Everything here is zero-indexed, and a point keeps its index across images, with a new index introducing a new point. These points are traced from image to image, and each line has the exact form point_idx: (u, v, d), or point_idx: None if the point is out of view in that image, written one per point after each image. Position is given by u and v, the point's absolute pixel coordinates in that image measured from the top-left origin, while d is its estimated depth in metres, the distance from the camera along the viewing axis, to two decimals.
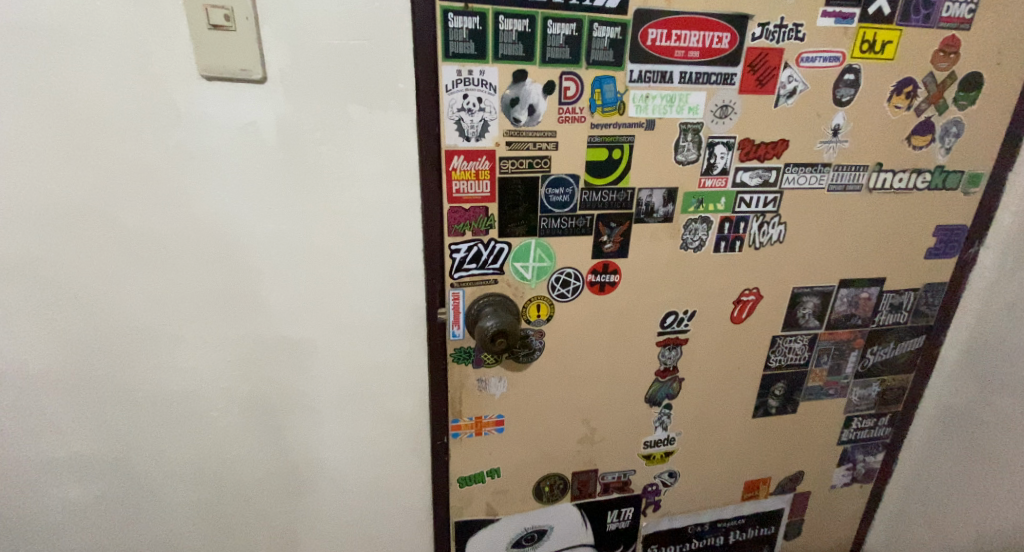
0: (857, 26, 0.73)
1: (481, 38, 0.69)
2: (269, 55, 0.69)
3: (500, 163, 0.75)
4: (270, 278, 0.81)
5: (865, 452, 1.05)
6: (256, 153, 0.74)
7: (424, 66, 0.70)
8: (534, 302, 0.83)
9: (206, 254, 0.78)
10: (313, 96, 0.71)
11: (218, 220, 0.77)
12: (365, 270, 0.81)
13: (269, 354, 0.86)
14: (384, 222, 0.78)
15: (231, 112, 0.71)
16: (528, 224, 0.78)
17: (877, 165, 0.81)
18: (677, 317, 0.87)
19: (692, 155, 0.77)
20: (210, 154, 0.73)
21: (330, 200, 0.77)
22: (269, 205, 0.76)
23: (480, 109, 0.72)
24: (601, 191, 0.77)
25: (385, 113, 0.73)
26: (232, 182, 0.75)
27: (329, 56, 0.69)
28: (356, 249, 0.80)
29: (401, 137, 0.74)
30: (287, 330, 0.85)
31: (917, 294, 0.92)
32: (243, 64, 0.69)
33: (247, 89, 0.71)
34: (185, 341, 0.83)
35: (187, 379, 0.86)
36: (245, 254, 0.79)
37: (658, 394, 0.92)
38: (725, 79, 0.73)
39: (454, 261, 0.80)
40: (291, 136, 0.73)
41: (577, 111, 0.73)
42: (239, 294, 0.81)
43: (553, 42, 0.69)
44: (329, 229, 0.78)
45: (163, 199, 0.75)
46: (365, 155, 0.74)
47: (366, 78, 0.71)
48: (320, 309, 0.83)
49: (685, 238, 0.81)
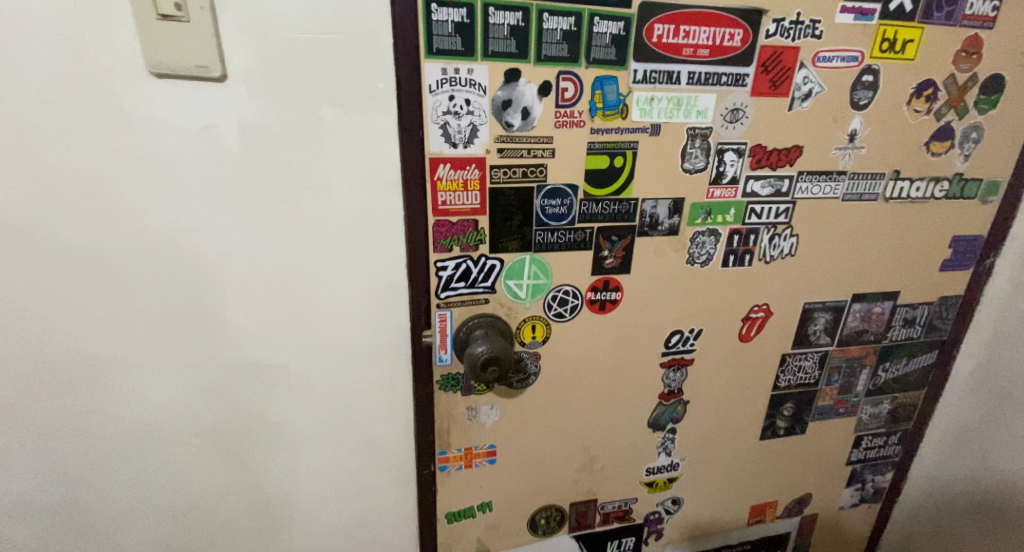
0: (878, 24, 0.67)
1: (469, 33, 0.61)
2: (230, 50, 0.61)
3: (491, 171, 0.67)
4: (236, 299, 0.73)
5: (874, 472, 1.00)
6: (218, 160, 0.65)
7: (405, 64, 0.62)
8: (529, 323, 0.76)
9: (164, 272, 0.70)
10: (282, 97, 0.63)
11: (176, 235, 0.68)
12: (343, 290, 0.74)
13: (237, 381, 0.78)
14: (362, 236, 0.71)
15: (188, 114, 0.63)
16: (522, 239, 0.71)
17: (895, 173, 0.76)
18: (682, 336, 0.80)
19: (700, 163, 0.71)
20: (164, 161, 0.65)
21: (302, 212, 0.69)
22: (233, 218, 0.68)
23: (468, 112, 0.65)
24: (601, 203, 0.70)
25: (363, 116, 0.65)
26: (190, 192, 0.66)
27: (298, 51, 0.61)
28: (333, 266, 0.72)
29: (381, 143, 0.66)
30: (257, 354, 0.76)
31: (931, 308, 0.87)
32: (198, 60, 0.60)
33: (205, 88, 0.62)
34: (142, 369, 0.74)
35: (144, 410, 0.77)
36: (208, 272, 0.71)
37: (661, 418, 0.85)
38: (736, 80, 0.67)
39: (440, 279, 0.73)
40: (256, 142, 0.65)
41: (576, 115, 0.66)
42: (202, 317, 0.73)
43: (550, 39, 0.62)
44: (303, 245, 0.70)
45: (111, 211, 0.66)
46: (341, 163, 0.67)
47: (341, 76, 0.63)
48: (293, 332, 0.76)
49: (692, 253, 0.75)
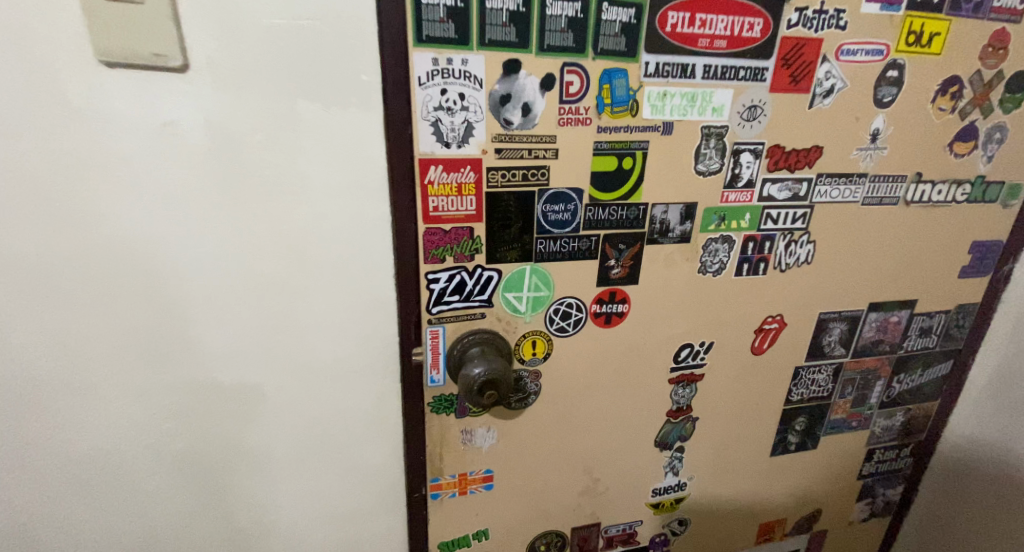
0: (905, 14, 0.62)
1: (464, 18, 0.55)
2: (191, 36, 0.53)
3: (488, 174, 0.61)
4: (205, 315, 0.65)
5: (885, 485, 0.96)
6: (180, 161, 0.58)
7: (392, 54, 0.56)
8: (529, 339, 0.70)
9: (121, 287, 0.62)
10: (252, 90, 0.56)
11: (134, 245, 0.60)
12: (324, 303, 0.67)
13: (206, 406, 0.70)
14: (345, 246, 0.64)
15: (144, 109, 0.55)
16: (522, 248, 0.65)
17: (916, 175, 0.71)
18: (692, 350, 0.75)
19: (715, 164, 0.65)
20: (119, 162, 0.57)
21: (278, 219, 0.61)
22: (200, 226, 0.61)
23: (462, 108, 0.58)
24: (608, 208, 0.65)
25: (345, 113, 0.58)
26: (150, 197, 0.59)
27: (270, 38, 0.54)
28: (312, 279, 0.65)
29: (366, 143, 0.59)
30: (230, 375, 0.69)
31: (948, 316, 0.83)
32: (154, 46, 0.53)
33: (163, 80, 0.55)
34: (99, 394, 0.67)
35: (103, 439, 0.69)
36: (172, 286, 0.63)
37: (668, 437, 0.80)
38: (755, 74, 0.62)
39: (431, 292, 0.66)
40: (224, 140, 0.57)
41: (582, 112, 0.60)
42: (166, 335, 0.65)
43: (553, 26, 0.56)
44: (279, 255, 0.63)
45: (58, 218, 0.58)
46: (320, 164, 0.60)
47: (320, 68, 0.56)
48: (269, 351, 0.68)
49: (703, 261, 0.70)
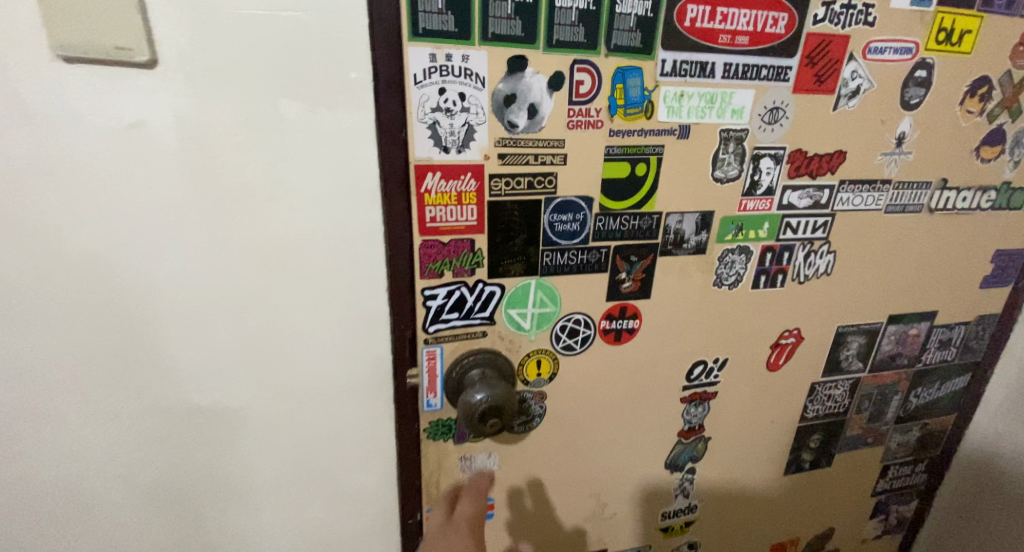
0: (936, 10, 0.58)
1: (465, 10, 0.49)
2: (159, 27, 0.47)
3: (491, 182, 0.56)
4: (179, 335, 0.59)
5: (899, 501, 0.92)
6: (148, 166, 0.52)
7: (386, 48, 0.50)
8: (533, 358, 0.65)
9: (84, 306, 0.56)
10: (229, 88, 0.50)
11: (98, 259, 0.54)
12: (311, 322, 0.61)
13: (182, 433, 0.64)
14: (334, 259, 0.58)
15: (107, 109, 0.49)
16: (527, 261, 0.60)
17: (942, 181, 0.68)
18: (705, 368, 0.70)
19: (733, 171, 0.61)
20: (79, 168, 0.51)
21: (260, 230, 0.56)
22: (172, 238, 0.55)
23: (463, 109, 0.53)
24: (620, 217, 0.60)
25: (333, 113, 0.52)
26: (115, 207, 0.53)
27: (249, 30, 0.48)
28: (298, 295, 0.59)
29: (357, 146, 0.54)
30: (208, 401, 0.63)
31: (968, 328, 0.79)
32: (117, 39, 0.47)
33: (128, 77, 0.49)
34: (62, 422, 0.60)
35: (69, 470, 0.63)
36: (141, 305, 0.57)
37: (680, 458, 0.76)
38: (778, 74, 0.57)
39: (428, 309, 0.61)
40: (198, 144, 0.52)
41: (593, 114, 0.55)
42: (136, 358, 0.59)
43: (563, 20, 0.51)
44: (261, 270, 0.58)
45: (11, 231, 0.52)
46: (306, 169, 0.54)
47: (305, 63, 0.50)
48: (251, 374, 0.62)
49: (719, 274, 0.65)
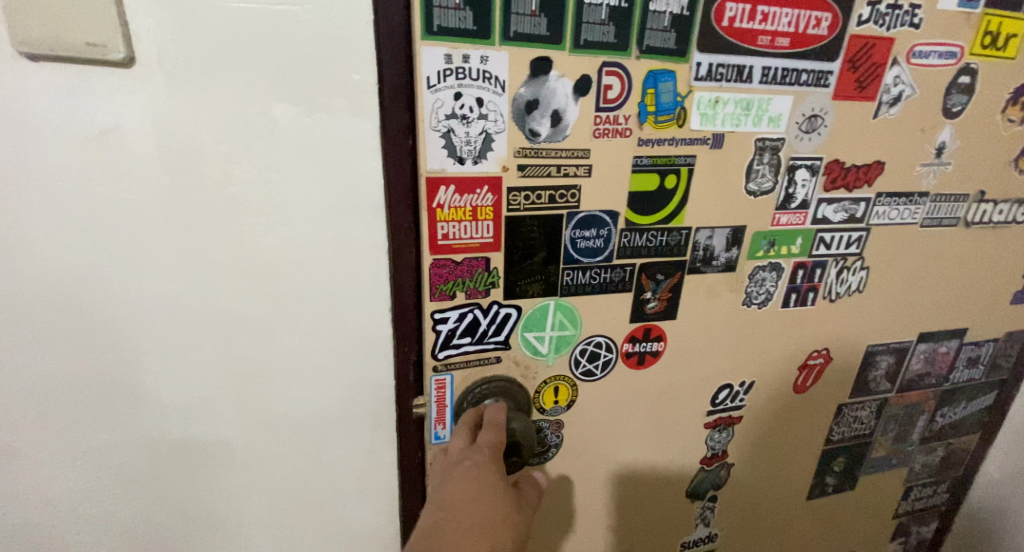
0: (982, 12, 0.55)
1: (485, 6, 0.44)
2: (136, 20, 0.41)
3: (509, 196, 0.51)
4: (160, 365, 0.53)
5: (919, 523, 0.89)
6: (123, 177, 0.46)
7: (393, 47, 0.45)
8: (550, 385, 0.60)
9: (48, 332, 0.50)
10: (217, 90, 0.44)
11: (67, 282, 0.48)
12: (307, 348, 0.55)
13: (163, 474, 0.58)
14: (333, 279, 0.53)
15: (76, 113, 0.43)
16: (546, 280, 0.55)
17: (979, 194, 0.64)
18: (731, 391, 0.66)
19: (768, 183, 0.56)
20: (44, 180, 0.45)
21: (252, 250, 0.50)
22: (153, 259, 0.49)
23: (480, 116, 0.47)
24: (646, 233, 0.55)
25: (334, 120, 0.47)
26: (87, 224, 0.47)
27: (241, 26, 0.43)
28: (293, 320, 0.54)
29: (360, 156, 0.49)
30: (192, 438, 0.57)
31: (997, 345, 0.76)
32: (90, 34, 0.41)
33: (101, 78, 0.43)
34: (27, 462, 0.54)
35: (37, 513, 0.57)
36: (117, 332, 0.51)
37: (701, 486, 0.71)
38: (818, 79, 0.53)
39: (438, 335, 0.55)
40: (180, 153, 0.46)
41: (622, 121, 0.50)
42: (111, 391, 0.53)
43: (592, 17, 0.46)
44: (254, 292, 0.52)
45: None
46: (304, 183, 0.49)
47: (301, 62, 0.45)
48: (239, 407, 0.56)
49: (749, 292, 0.61)
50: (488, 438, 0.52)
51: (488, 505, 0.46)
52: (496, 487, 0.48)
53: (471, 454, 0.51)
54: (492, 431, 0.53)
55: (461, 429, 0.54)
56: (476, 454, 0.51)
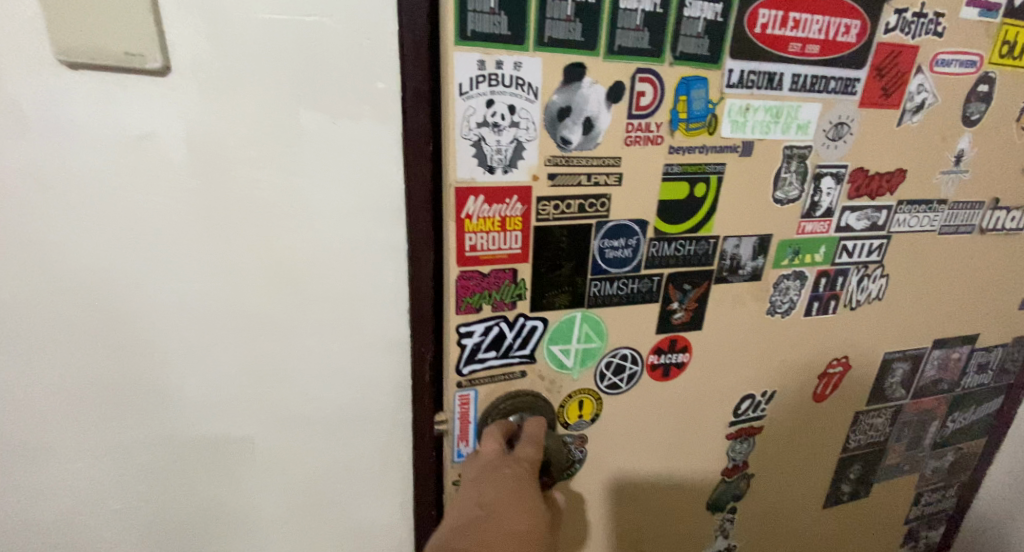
0: (1001, 22, 0.55)
1: (520, 10, 0.43)
2: (173, 30, 0.41)
3: (539, 205, 0.49)
4: (179, 373, 0.52)
5: (929, 528, 0.89)
6: (150, 183, 0.45)
7: (415, 52, 0.45)
8: (575, 398, 0.58)
9: (70, 339, 0.49)
10: (244, 94, 0.44)
11: (91, 286, 0.48)
12: (325, 356, 0.54)
13: (180, 481, 0.56)
14: (352, 286, 0.52)
15: (109, 118, 0.43)
16: (574, 291, 0.53)
17: (994, 201, 0.64)
18: (753, 402, 0.65)
19: (794, 192, 0.56)
20: (75, 184, 0.44)
21: (276, 257, 0.50)
22: (175, 264, 0.48)
23: (512, 124, 0.46)
24: (675, 242, 0.54)
25: (356, 126, 0.47)
26: (112, 228, 0.46)
27: (270, 36, 0.43)
28: (311, 326, 0.53)
29: (383, 162, 0.49)
30: (211, 446, 0.56)
31: (1006, 350, 0.77)
32: (127, 43, 0.40)
33: (137, 86, 0.43)
34: (47, 467, 0.53)
35: (55, 519, 0.56)
36: (137, 338, 0.50)
37: (722, 498, 0.70)
38: (845, 86, 0.53)
39: (462, 349, 0.53)
40: (207, 159, 0.46)
41: (653, 129, 0.49)
42: (130, 397, 0.52)
43: (627, 23, 0.45)
44: (275, 298, 0.51)
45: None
46: (325, 188, 0.48)
47: (328, 69, 0.45)
48: (258, 416, 0.55)
49: (773, 301, 0.60)
50: (526, 452, 0.52)
51: (527, 516, 0.46)
52: (533, 502, 0.47)
53: (510, 463, 0.50)
54: (529, 446, 0.53)
55: (494, 431, 0.53)
56: (515, 465, 0.50)
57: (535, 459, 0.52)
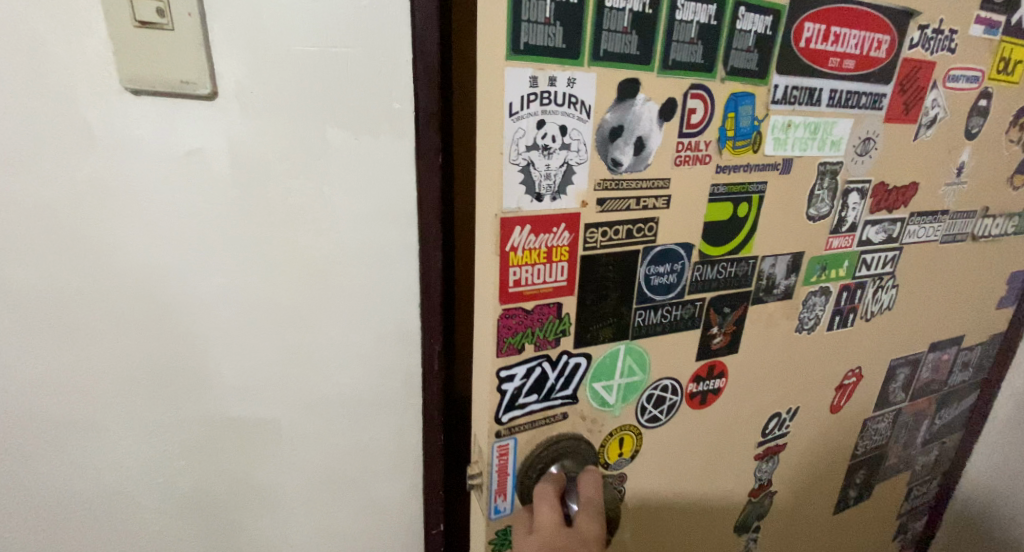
0: (1001, 39, 0.57)
1: (576, 21, 0.39)
2: (221, 60, 0.44)
3: (587, 233, 0.45)
4: (220, 381, 0.53)
5: (916, 519, 0.93)
6: (179, 202, 0.47)
7: (428, 74, 0.48)
8: (617, 436, 0.54)
9: (109, 358, 0.50)
10: (280, 116, 0.46)
11: (133, 300, 0.49)
12: (341, 363, 0.56)
13: (212, 484, 0.57)
14: (365, 298, 0.54)
15: (161, 137, 0.45)
16: (619, 323, 0.49)
17: (985, 210, 0.67)
18: (779, 420, 0.64)
19: (825, 208, 0.55)
20: (126, 199, 0.46)
21: (311, 257, 0.51)
22: (209, 274, 0.50)
23: (562, 146, 0.41)
24: (717, 265, 0.51)
25: (378, 141, 0.49)
26: (158, 242, 0.47)
27: (304, 71, 0.45)
28: (337, 321, 0.54)
29: (402, 172, 0.51)
30: (236, 453, 0.57)
31: (984, 348, 0.81)
32: (183, 72, 0.43)
33: (185, 112, 0.45)
34: (80, 478, 0.53)
35: (86, 527, 0.56)
36: (175, 348, 0.51)
37: (748, 518, 0.69)
38: (874, 102, 0.52)
39: (503, 395, 0.47)
40: (248, 170, 0.47)
41: (702, 148, 0.46)
42: (167, 407, 0.53)
43: (682, 36, 0.42)
44: (298, 298, 0.52)
45: (38, 274, 0.46)
46: (352, 194, 0.50)
47: (358, 93, 0.47)
48: (280, 409, 0.56)
49: (802, 317, 0.59)
50: (591, 528, 0.45)
51: None
52: None
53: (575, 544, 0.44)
54: (594, 521, 0.46)
55: (550, 499, 0.47)
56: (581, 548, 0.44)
57: (601, 537, 0.45)
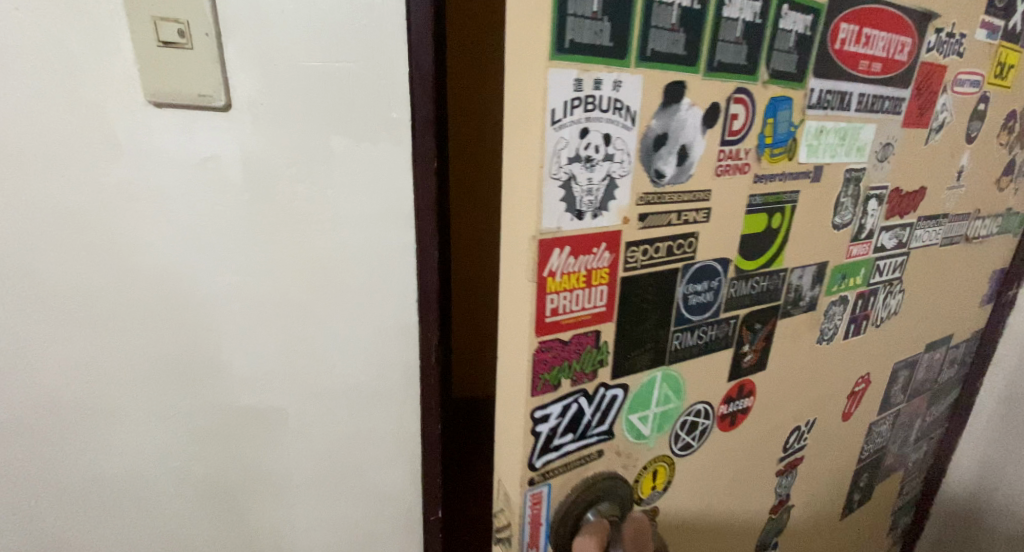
0: (1000, 44, 0.57)
1: (625, 16, 0.34)
2: (236, 74, 0.40)
3: (628, 252, 0.40)
4: (209, 412, 0.49)
5: (905, 514, 0.94)
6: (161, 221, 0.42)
7: (422, 82, 0.43)
8: (650, 469, 0.49)
9: (84, 387, 0.46)
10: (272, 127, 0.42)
11: (121, 327, 0.45)
12: (337, 392, 0.51)
13: (203, 522, 0.53)
14: (363, 321, 0.49)
15: (156, 149, 0.41)
16: (656, 347, 0.45)
17: (977, 212, 0.68)
18: (798, 433, 0.62)
19: (849, 215, 0.53)
20: (103, 216, 0.42)
21: (307, 278, 0.47)
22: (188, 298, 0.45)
23: (605, 156, 0.37)
24: (751, 280, 0.48)
25: (377, 149, 0.44)
26: (137, 262, 0.43)
27: (304, 80, 0.41)
28: (331, 349, 0.49)
29: (397, 179, 0.46)
30: (219, 488, 0.52)
31: (968, 345, 0.82)
32: (198, 85, 0.40)
33: (205, 127, 0.41)
34: (56, 513, 0.49)
35: None
36: (157, 378, 0.47)
37: (768, 536, 0.66)
38: (895, 106, 0.51)
39: (537, 438, 0.41)
40: (246, 184, 0.43)
41: (742, 156, 0.43)
42: (155, 438, 0.49)
43: (728, 35, 0.38)
44: (287, 324, 0.48)
45: (20, 298, 0.43)
46: (346, 208, 0.45)
47: (359, 100, 0.43)
48: (266, 442, 0.52)
49: (823, 328, 0.58)
50: None
51: None
52: None
53: None
54: None
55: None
56: None
57: None
